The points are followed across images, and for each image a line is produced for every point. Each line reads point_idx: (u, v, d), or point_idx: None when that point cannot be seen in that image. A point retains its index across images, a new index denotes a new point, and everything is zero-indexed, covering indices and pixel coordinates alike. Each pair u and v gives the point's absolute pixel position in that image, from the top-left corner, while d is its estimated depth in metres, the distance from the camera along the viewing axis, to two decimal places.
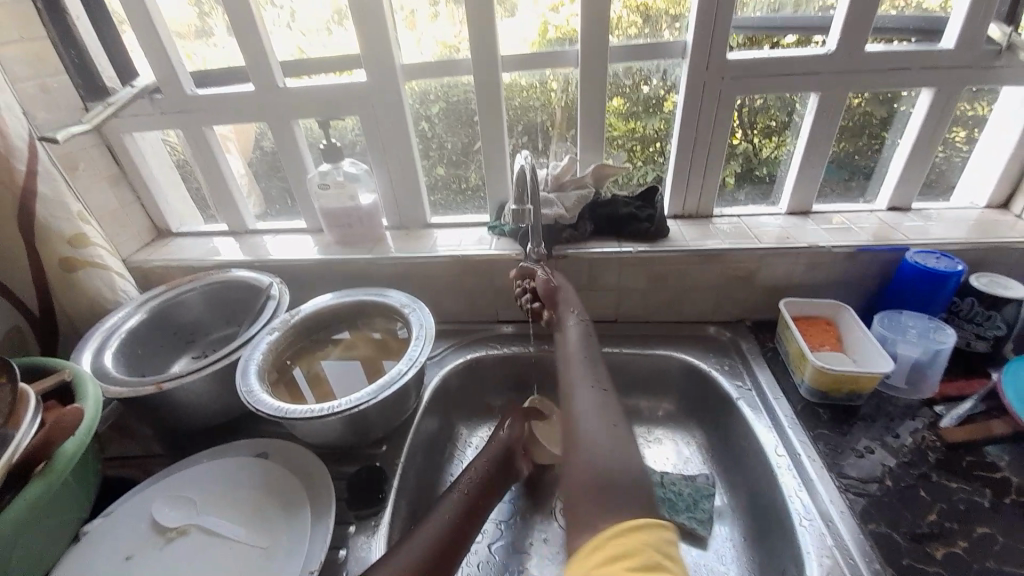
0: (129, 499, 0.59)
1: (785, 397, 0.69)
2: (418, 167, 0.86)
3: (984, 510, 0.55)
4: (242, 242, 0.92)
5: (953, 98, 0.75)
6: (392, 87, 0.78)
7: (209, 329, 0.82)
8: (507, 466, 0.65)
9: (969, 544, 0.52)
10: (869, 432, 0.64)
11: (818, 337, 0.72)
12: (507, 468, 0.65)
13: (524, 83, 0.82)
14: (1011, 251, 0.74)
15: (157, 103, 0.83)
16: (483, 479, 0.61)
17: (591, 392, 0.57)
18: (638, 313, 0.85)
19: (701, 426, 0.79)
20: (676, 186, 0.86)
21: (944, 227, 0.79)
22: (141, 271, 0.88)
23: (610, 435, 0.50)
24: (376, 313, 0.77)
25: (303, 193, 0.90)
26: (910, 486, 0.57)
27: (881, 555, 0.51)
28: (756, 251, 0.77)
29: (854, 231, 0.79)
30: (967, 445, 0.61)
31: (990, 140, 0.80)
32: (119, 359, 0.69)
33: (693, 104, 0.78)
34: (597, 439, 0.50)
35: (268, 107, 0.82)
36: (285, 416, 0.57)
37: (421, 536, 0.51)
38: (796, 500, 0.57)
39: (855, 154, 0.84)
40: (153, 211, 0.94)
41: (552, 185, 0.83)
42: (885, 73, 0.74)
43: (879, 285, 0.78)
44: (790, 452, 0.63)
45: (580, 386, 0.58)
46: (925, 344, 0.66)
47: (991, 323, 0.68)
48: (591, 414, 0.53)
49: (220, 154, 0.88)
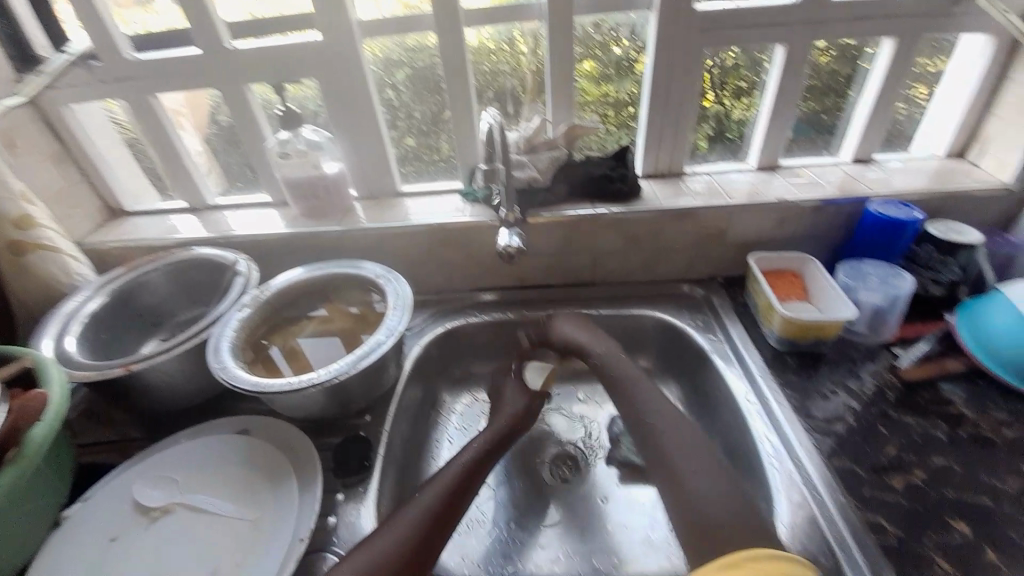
0: (108, 482, 0.58)
1: (755, 348, 0.72)
2: (385, 136, 0.84)
3: (937, 440, 0.59)
4: (203, 219, 0.88)
5: (913, 47, 0.76)
6: (351, 47, 0.75)
7: (176, 310, 0.79)
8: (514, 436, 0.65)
9: (923, 472, 0.56)
10: (833, 376, 0.67)
11: (785, 289, 0.74)
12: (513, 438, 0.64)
13: (491, 45, 0.80)
14: (964, 198, 0.77)
15: (98, 71, 0.77)
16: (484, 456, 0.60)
17: (681, 432, 0.58)
18: (614, 274, 0.86)
19: (678, 380, 0.81)
20: (648, 146, 0.85)
21: (905, 178, 0.81)
22: (97, 253, 0.84)
23: (705, 470, 0.53)
24: (350, 285, 0.76)
25: (265, 165, 0.86)
26: (871, 423, 0.61)
27: (844, 487, 0.55)
28: (727, 207, 0.78)
29: (820, 184, 0.81)
30: (921, 382, 0.65)
31: (947, 91, 0.83)
32: (82, 344, 0.66)
33: (662, 60, 0.77)
34: (703, 486, 0.52)
35: (220, 72, 0.77)
36: (262, 391, 0.57)
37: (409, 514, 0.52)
38: (765, 443, 0.61)
39: (822, 114, 0.86)
40: (104, 190, 0.88)
41: (524, 147, 0.81)
42: (848, 23, 0.74)
43: (843, 236, 0.81)
44: (760, 399, 0.66)
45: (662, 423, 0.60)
46: (885, 290, 0.69)
47: (947, 268, 0.72)
48: (684, 456, 0.56)
49: (172, 129, 0.83)
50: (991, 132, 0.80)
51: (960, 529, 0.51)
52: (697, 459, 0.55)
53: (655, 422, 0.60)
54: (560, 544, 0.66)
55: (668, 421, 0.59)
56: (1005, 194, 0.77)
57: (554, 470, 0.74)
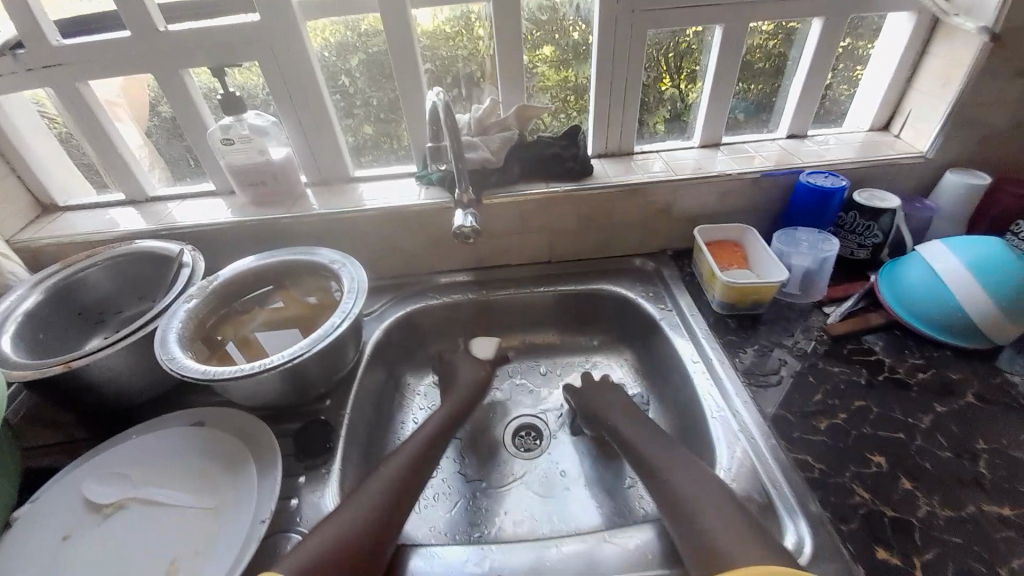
0: (56, 482, 0.57)
1: (700, 314, 0.76)
2: (334, 122, 0.83)
3: (861, 386, 0.64)
4: (145, 212, 0.85)
5: (841, 26, 0.80)
6: (293, 29, 0.73)
7: (121, 307, 0.77)
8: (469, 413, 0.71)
9: (848, 415, 0.61)
10: (770, 335, 0.72)
11: (726, 258, 0.79)
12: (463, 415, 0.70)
13: (448, 30, 0.80)
14: (887, 167, 0.83)
15: (19, 58, 0.72)
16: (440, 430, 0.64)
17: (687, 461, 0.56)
18: (569, 252, 0.88)
19: (632, 349, 0.85)
20: (597, 126, 0.88)
21: (835, 151, 0.87)
22: (29, 250, 0.80)
23: (698, 485, 0.52)
24: (306, 273, 0.75)
25: (208, 153, 0.83)
26: (802, 374, 0.66)
27: (777, 432, 0.59)
28: (672, 182, 0.81)
29: (758, 159, 0.85)
30: (848, 335, 0.71)
31: (875, 71, 0.88)
32: (19, 344, 0.63)
33: (608, 41, 0.78)
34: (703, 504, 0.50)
35: (154, 58, 0.74)
36: (214, 377, 0.56)
37: (370, 487, 0.54)
38: (709, 399, 0.65)
39: (771, 96, 0.91)
40: (33, 184, 0.84)
41: (475, 129, 0.82)
42: (781, 3, 0.78)
43: (780, 206, 0.86)
44: (704, 359, 0.70)
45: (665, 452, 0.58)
46: (814, 254, 0.74)
47: (870, 233, 0.78)
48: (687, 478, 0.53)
49: (108, 122, 0.80)
50: (912, 105, 0.86)
51: (877, 462, 0.56)
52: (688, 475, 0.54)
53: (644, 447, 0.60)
54: (521, 506, 0.68)
55: (659, 449, 0.59)
56: (922, 162, 0.83)
57: (516, 441, 0.76)
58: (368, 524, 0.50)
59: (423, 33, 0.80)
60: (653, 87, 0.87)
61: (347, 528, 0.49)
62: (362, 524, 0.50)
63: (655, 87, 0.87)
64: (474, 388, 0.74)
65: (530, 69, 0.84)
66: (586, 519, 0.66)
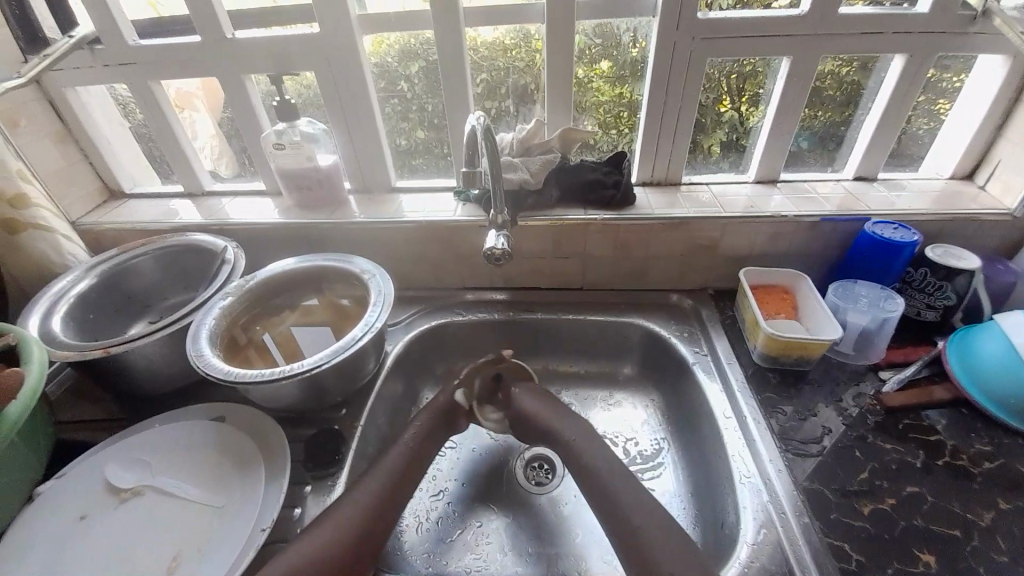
0: (82, 460, 0.59)
1: (737, 362, 0.72)
2: (381, 127, 0.84)
3: (916, 470, 0.57)
4: (199, 205, 0.89)
5: (924, 65, 0.73)
6: (347, 39, 0.74)
7: (165, 294, 0.81)
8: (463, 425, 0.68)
9: (897, 502, 0.55)
10: (814, 396, 0.67)
11: (773, 306, 0.73)
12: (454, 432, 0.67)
13: (507, 43, 0.80)
14: (968, 222, 0.75)
15: (98, 54, 0.77)
16: (423, 444, 0.63)
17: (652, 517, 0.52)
18: (604, 281, 0.85)
19: (658, 390, 0.81)
20: (644, 152, 0.84)
21: (908, 198, 0.79)
22: (92, 234, 0.85)
23: None
24: (339, 278, 0.76)
25: (259, 153, 0.87)
26: (847, 446, 0.60)
27: (812, 509, 0.54)
28: (719, 219, 0.76)
29: (819, 201, 0.79)
30: (905, 408, 0.64)
31: (960, 111, 0.80)
32: (68, 323, 0.68)
33: (664, 64, 0.75)
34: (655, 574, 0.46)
35: (217, 61, 0.77)
36: (235, 380, 0.57)
37: (355, 501, 0.53)
38: (738, 460, 0.60)
39: (841, 126, 0.84)
40: (103, 171, 0.90)
41: (518, 148, 0.81)
42: (858, 36, 0.72)
43: (839, 254, 0.79)
44: (737, 414, 0.65)
45: (641, 501, 0.54)
46: (873, 312, 0.68)
47: (941, 293, 0.70)
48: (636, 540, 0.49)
49: (172, 113, 0.84)
50: (1002, 156, 0.77)
51: (926, 561, 0.49)
52: (660, 563, 0.47)
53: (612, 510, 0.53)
54: (524, 542, 0.65)
55: (647, 522, 0.51)
56: (1008, 221, 0.74)
57: (528, 472, 0.74)
58: (347, 544, 0.50)
59: (482, 44, 0.80)
60: (711, 108, 0.83)
61: (327, 542, 0.49)
62: (340, 541, 0.49)
63: (714, 108, 0.83)
64: (448, 398, 0.68)
65: (585, 84, 0.82)
66: (594, 568, 0.62)
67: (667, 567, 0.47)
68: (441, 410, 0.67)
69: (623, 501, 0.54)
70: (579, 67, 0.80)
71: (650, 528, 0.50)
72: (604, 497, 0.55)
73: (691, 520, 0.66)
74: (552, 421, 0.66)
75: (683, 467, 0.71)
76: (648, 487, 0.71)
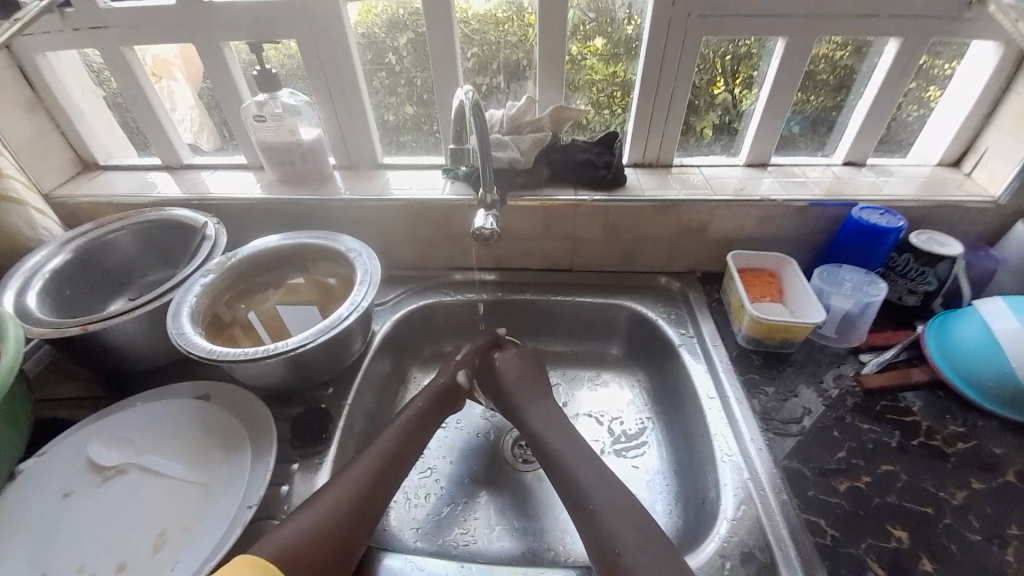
0: (63, 438, 0.59)
1: (722, 345, 0.73)
2: (367, 103, 0.81)
3: (891, 450, 0.59)
4: (179, 179, 0.87)
5: (918, 49, 0.73)
6: (333, 7, 0.71)
7: (146, 270, 0.79)
8: (449, 403, 0.68)
9: (872, 479, 0.56)
10: (796, 377, 0.68)
11: (759, 289, 0.74)
12: (441, 412, 0.67)
13: (500, 15, 0.77)
14: (953, 208, 0.76)
15: (69, 18, 0.74)
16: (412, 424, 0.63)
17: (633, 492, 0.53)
18: (594, 262, 0.85)
19: (644, 370, 0.82)
20: (637, 133, 0.83)
21: (895, 184, 0.79)
22: (66, 207, 0.82)
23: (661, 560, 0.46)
24: (324, 257, 0.74)
25: (240, 125, 0.83)
26: (826, 427, 0.62)
27: (790, 487, 0.56)
28: (709, 202, 0.76)
29: (809, 185, 0.79)
30: (884, 390, 0.65)
31: (950, 98, 0.80)
32: (44, 300, 0.66)
33: (659, 43, 0.73)
34: (637, 552, 0.47)
35: (196, 28, 0.74)
36: (217, 358, 0.56)
37: (345, 479, 0.54)
38: (720, 438, 0.61)
39: (833, 110, 0.84)
40: (77, 142, 0.86)
41: (508, 126, 0.79)
42: (854, 18, 0.71)
43: (826, 238, 0.80)
44: (720, 395, 0.66)
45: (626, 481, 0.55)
46: (857, 297, 0.69)
47: (923, 279, 0.72)
48: (619, 519, 0.50)
49: (147, 83, 0.80)
50: (989, 144, 0.77)
51: (898, 536, 0.51)
52: (642, 539, 0.48)
53: (595, 492, 0.54)
54: (509, 519, 0.66)
55: (631, 503, 0.52)
56: (991, 208, 0.75)
57: (515, 451, 0.74)
58: (339, 524, 0.50)
59: (473, 16, 0.77)
60: (704, 90, 0.81)
61: (322, 520, 0.49)
62: (335, 519, 0.50)
63: (707, 90, 0.82)
64: (436, 378, 0.69)
65: (579, 61, 0.80)
66: (579, 544, 0.63)
67: (646, 540, 0.48)
68: (429, 390, 0.67)
69: (607, 480, 0.55)
70: (572, 42, 0.78)
71: (632, 509, 0.51)
72: (585, 475, 0.55)
73: (673, 496, 0.67)
74: (538, 404, 0.66)
75: (667, 446, 0.73)
76: (632, 464, 0.72)
